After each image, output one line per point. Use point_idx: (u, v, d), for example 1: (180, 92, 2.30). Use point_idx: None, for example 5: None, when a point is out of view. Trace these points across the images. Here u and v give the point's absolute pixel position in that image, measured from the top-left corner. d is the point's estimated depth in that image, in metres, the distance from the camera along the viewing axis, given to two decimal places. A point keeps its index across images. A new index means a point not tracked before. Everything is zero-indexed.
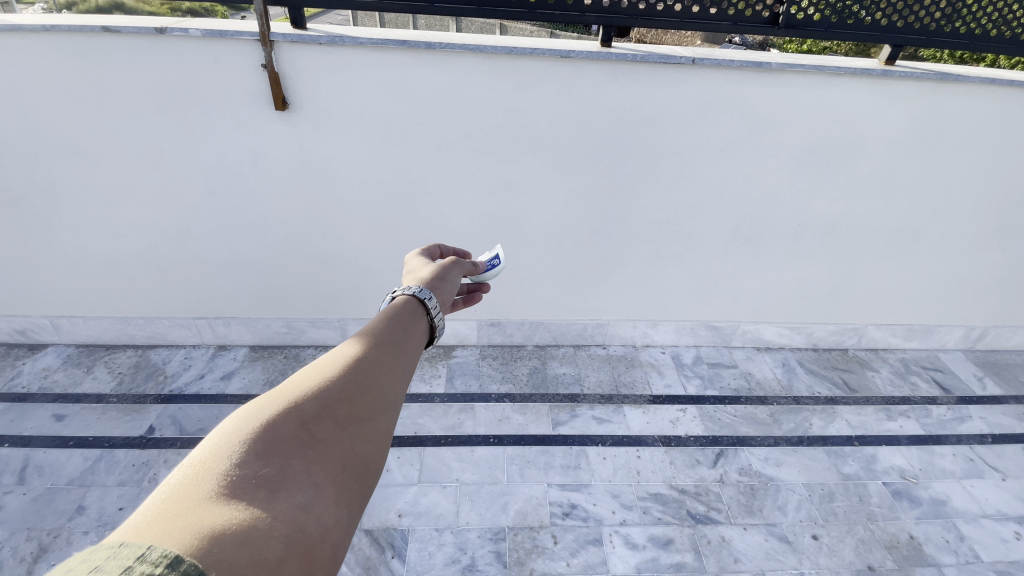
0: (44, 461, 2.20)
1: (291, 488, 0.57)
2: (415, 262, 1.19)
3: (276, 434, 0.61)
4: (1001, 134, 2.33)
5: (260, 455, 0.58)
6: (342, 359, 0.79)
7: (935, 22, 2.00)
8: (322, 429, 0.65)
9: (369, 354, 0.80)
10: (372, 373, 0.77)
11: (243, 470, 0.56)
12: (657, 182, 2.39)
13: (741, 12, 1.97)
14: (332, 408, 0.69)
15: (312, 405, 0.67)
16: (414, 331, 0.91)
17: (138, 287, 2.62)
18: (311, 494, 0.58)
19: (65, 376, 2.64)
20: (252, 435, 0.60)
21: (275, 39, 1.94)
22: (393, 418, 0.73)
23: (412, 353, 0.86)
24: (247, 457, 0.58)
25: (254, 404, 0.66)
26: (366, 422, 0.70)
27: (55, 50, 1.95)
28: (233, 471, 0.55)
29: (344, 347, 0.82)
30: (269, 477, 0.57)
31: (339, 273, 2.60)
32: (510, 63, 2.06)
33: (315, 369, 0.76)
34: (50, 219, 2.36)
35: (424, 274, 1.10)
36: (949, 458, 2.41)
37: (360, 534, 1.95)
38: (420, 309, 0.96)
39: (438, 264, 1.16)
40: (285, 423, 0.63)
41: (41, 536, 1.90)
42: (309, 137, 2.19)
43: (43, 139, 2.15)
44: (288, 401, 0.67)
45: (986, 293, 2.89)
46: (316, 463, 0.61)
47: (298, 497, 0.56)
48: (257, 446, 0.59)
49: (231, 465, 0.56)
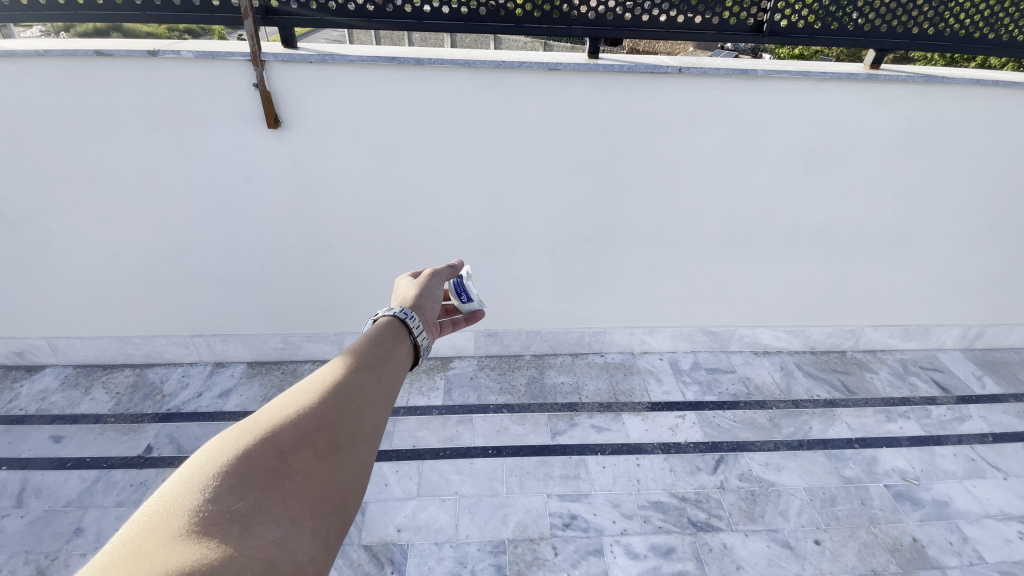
0: (42, 483, 2.20)
1: (266, 522, 0.57)
2: (404, 282, 1.20)
3: (252, 465, 0.62)
4: (988, 134, 2.35)
5: (234, 489, 0.59)
6: (324, 383, 0.79)
7: (918, 26, 2.02)
8: (300, 458, 0.65)
9: (351, 377, 0.81)
10: (352, 398, 0.77)
11: (216, 506, 0.56)
12: (648, 189, 2.41)
13: (726, 21, 1.99)
14: (311, 437, 0.69)
15: (290, 433, 0.68)
16: (396, 352, 0.92)
17: (135, 306, 2.62)
18: (287, 528, 0.58)
19: (63, 398, 2.64)
20: (226, 468, 0.61)
21: (265, 59, 1.96)
22: (373, 444, 0.73)
23: (395, 376, 0.87)
24: (221, 492, 0.58)
25: (229, 433, 0.66)
26: (347, 450, 0.70)
27: (48, 74, 1.97)
28: (204, 507, 0.56)
29: (327, 370, 0.83)
30: (243, 512, 0.57)
31: (336, 288, 2.61)
32: (500, 77, 2.08)
33: (295, 395, 0.77)
34: (46, 240, 2.38)
35: (408, 294, 1.12)
36: (950, 458, 2.39)
37: (359, 550, 1.93)
38: (403, 329, 0.98)
39: (423, 281, 1.17)
40: (261, 454, 0.63)
41: (39, 559, 1.89)
42: (301, 153, 2.21)
43: (38, 162, 2.16)
44: (265, 430, 0.67)
45: (982, 291, 2.89)
46: (291, 496, 0.61)
47: (273, 532, 0.57)
48: (231, 480, 0.59)
49: (203, 501, 0.56)
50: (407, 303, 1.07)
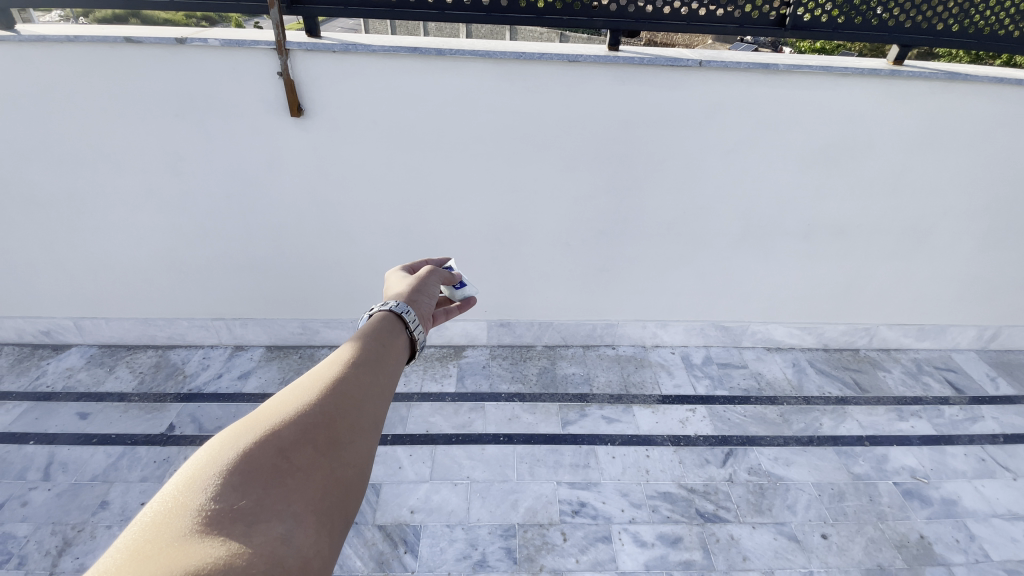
0: (69, 457, 2.28)
1: (269, 519, 0.58)
2: (398, 276, 1.24)
3: (253, 464, 0.63)
4: (1011, 133, 2.31)
5: (236, 488, 0.60)
6: (322, 381, 0.82)
7: (943, 21, 2.00)
8: (301, 455, 0.67)
9: (350, 374, 0.84)
10: (351, 394, 0.80)
11: (219, 504, 0.57)
12: (663, 183, 2.41)
13: (748, 14, 1.99)
14: (311, 434, 0.71)
15: (290, 432, 0.70)
16: (393, 348, 0.95)
17: (158, 289, 2.69)
18: (290, 524, 0.59)
19: (89, 376, 2.72)
20: (227, 467, 0.62)
21: (290, 47, 1.99)
22: (374, 438, 0.75)
23: (392, 371, 0.90)
24: (223, 491, 0.59)
25: (229, 434, 0.67)
26: (346, 445, 0.72)
27: (78, 60, 2.02)
28: (208, 506, 0.57)
29: (324, 369, 0.85)
30: (246, 510, 0.58)
31: (353, 276, 2.66)
32: (519, 67, 2.10)
33: (294, 393, 0.79)
34: (74, 223, 2.45)
35: (402, 288, 1.15)
36: (960, 458, 2.39)
37: (373, 529, 1.99)
38: (399, 322, 1.01)
39: (416, 277, 1.21)
40: (262, 453, 0.65)
41: (66, 530, 1.97)
42: (322, 142, 2.24)
43: (68, 146, 2.22)
44: (264, 429, 0.69)
45: (1000, 291, 2.86)
46: (294, 492, 0.63)
47: (277, 528, 0.58)
48: (233, 478, 0.61)
49: (205, 500, 0.57)
50: (402, 297, 1.11)
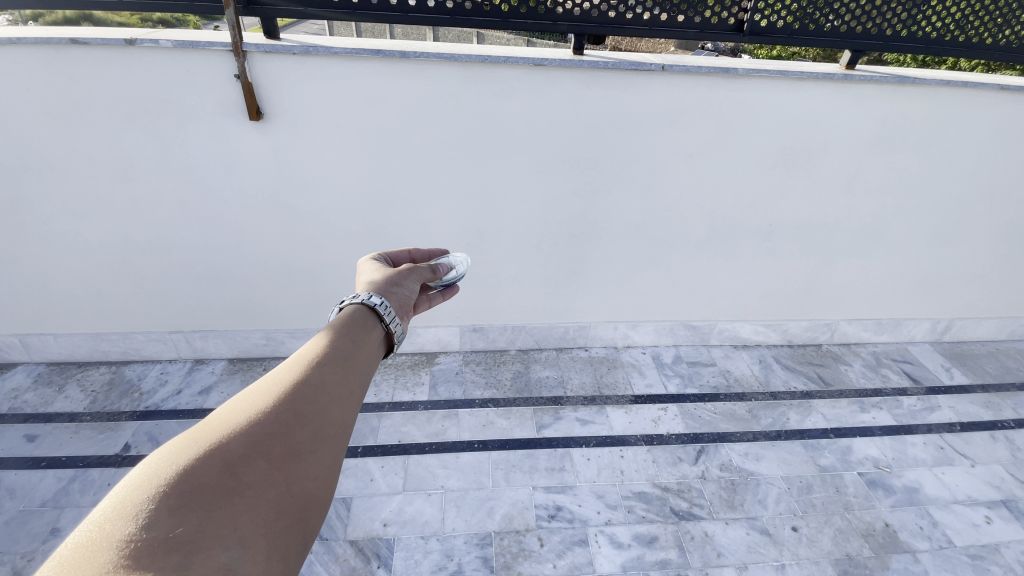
0: (15, 483, 2.13)
1: (212, 546, 0.55)
2: (372, 267, 1.21)
3: (197, 482, 0.59)
4: (957, 133, 2.43)
5: (173, 513, 0.55)
6: (282, 384, 0.78)
7: (892, 27, 2.08)
8: (252, 471, 0.64)
9: (312, 376, 0.80)
10: (314, 398, 0.76)
11: (152, 532, 0.53)
12: (631, 185, 2.44)
13: (708, 20, 2.02)
14: (265, 446, 0.67)
15: (240, 444, 0.66)
16: (365, 345, 0.92)
17: (112, 302, 2.57)
18: (236, 553, 0.56)
19: (36, 396, 2.56)
20: (165, 488, 0.57)
21: (248, 49, 1.93)
22: (336, 449, 0.72)
23: (363, 370, 0.87)
24: (160, 515, 0.55)
25: (170, 449, 0.63)
26: (306, 457, 0.69)
27: (19, 62, 1.91)
28: (140, 534, 0.52)
29: (284, 371, 0.81)
30: (185, 537, 0.54)
31: (320, 284, 2.59)
32: (486, 71, 2.09)
33: (250, 398, 0.75)
34: (17, 234, 2.30)
35: (376, 280, 1.12)
36: (919, 446, 2.49)
37: (344, 544, 1.93)
38: (373, 316, 0.98)
39: (394, 270, 1.17)
40: (206, 472, 0.61)
41: (14, 560, 1.84)
42: (284, 146, 2.18)
43: (9, 153, 2.10)
44: (211, 442, 0.65)
45: (951, 285, 2.99)
46: (242, 514, 0.59)
47: (221, 557, 0.54)
48: (171, 500, 0.56)
49: (138, 528, 0.53)
50: (376, 288, 1.08)
